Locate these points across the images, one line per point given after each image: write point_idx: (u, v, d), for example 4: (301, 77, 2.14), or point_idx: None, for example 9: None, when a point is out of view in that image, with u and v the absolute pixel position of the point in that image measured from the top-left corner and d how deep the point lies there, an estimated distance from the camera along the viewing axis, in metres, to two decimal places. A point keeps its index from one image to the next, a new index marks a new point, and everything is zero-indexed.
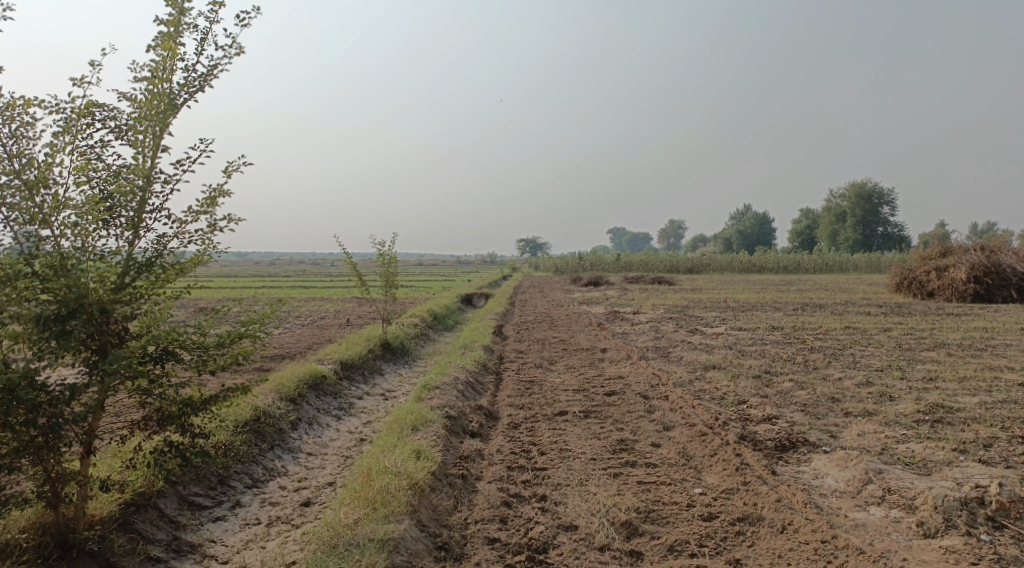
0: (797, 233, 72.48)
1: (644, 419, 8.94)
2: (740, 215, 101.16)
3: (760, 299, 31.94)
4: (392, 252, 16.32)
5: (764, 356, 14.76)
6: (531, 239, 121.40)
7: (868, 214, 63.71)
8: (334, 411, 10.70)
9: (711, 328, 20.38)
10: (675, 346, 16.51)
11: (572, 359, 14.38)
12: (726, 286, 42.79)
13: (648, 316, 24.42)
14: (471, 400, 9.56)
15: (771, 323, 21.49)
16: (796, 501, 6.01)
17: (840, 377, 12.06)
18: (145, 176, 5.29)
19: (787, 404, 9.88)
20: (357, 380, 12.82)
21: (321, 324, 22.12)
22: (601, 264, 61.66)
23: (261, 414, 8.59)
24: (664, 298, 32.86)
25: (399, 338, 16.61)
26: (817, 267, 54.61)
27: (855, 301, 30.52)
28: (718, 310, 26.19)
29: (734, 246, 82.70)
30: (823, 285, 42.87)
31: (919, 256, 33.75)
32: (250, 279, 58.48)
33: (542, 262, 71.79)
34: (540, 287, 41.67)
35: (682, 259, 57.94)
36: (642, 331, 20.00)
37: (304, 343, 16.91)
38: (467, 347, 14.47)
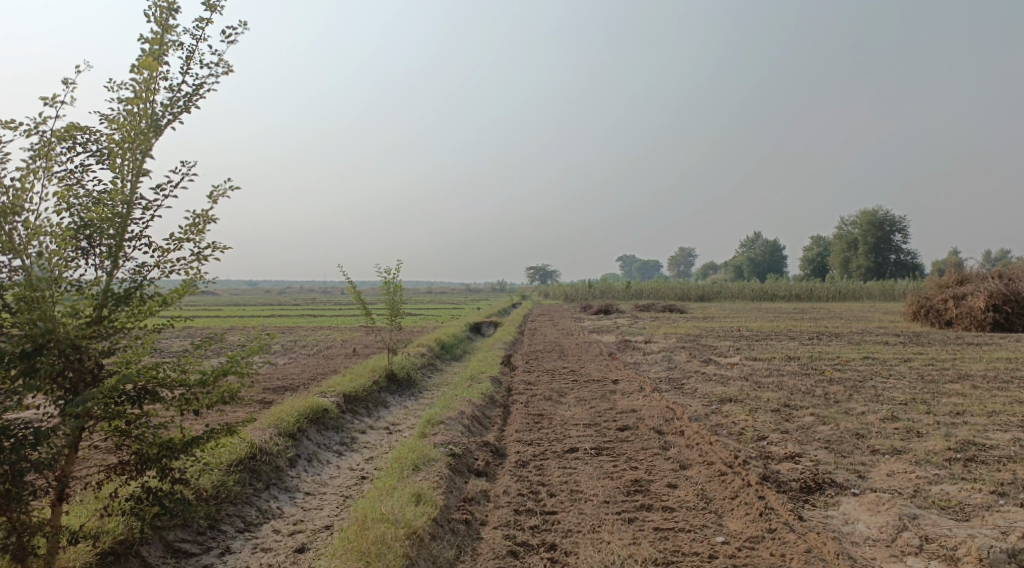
0: (809, 260, 71.84)
1: (658, 457, 8.50)
2: (750, 243, 100.72)
3: (774, 328, 31.37)
4: (397, 280, 16.00)
5: (782, 388, 14.26)
6: (541, 267, 121.10)
7: (880, 242, 63.10)
8: (335, 447, 10.28)
9: (725, 358, 19.89)
10: (689, 378, 16.03)
11: (582, 391, 13.94)
12: (738, 314, 42.19)
13: (660, 345, 23.92)
14: (477, 435, 9.14)
15: (787, 353, 20.95)
16: (827, 552, 5.56)
17: (863, 412, 11.55)
18: (126, 203, 5.10)
19: (810, 440, 9.40)
20: (360, 413, 12.41)
21: (327, 354, 21.77)
22: (611, 292, 61.21)
23: (257, 451, 8.20)
24: (676, 327, 32.36)
25: (405, 369, 16.22)
26: (830, 295, 53.91)
27: (871, 330, 29.92)
28: (732, 339, 25.66)
29: (745, 273, 82.11)
30: (837, 313, 42.21)
31: (935, 284, 33.14)
32: (258, 307, 58.35)
33: (551, 289, 71.41)
34: (550, 315, 41.20)
35: (693, 286, 57.42)
36: (655, 361, 19.51)
37: (308, 374, 16.54)
38: (474, 378, 14.06)
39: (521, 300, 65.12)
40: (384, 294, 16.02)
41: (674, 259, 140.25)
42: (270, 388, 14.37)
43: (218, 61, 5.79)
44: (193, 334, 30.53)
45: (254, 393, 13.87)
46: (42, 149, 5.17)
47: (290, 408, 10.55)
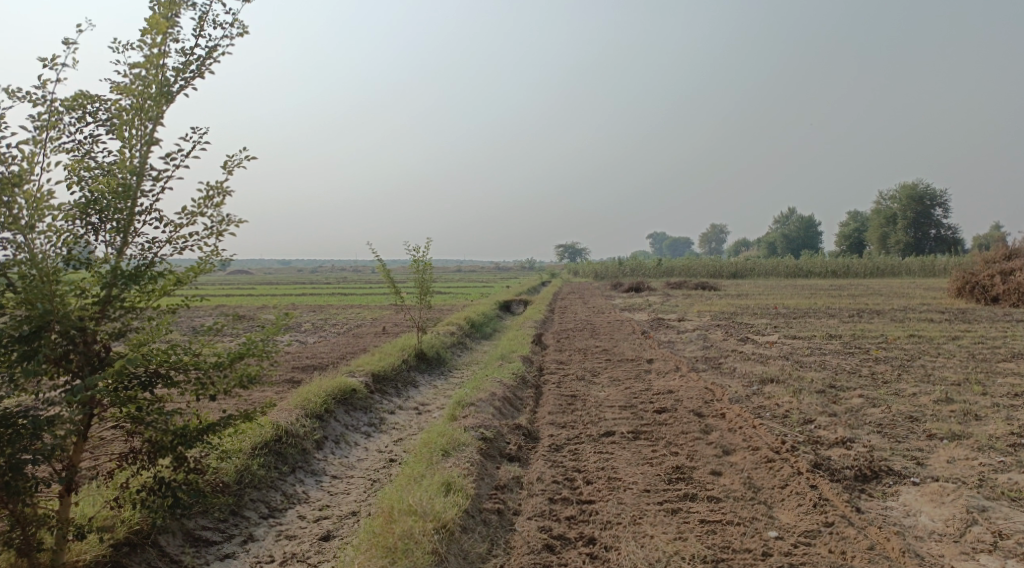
0: (845, 236, 70.13)
1: (700, 441, 8.07)
2: (784, 219, 98.75)
3: (811, 306, 30.53)
4: (426, 257, 15.67)
5: (825, 368, 13.70)
6: (570, 245, 120.26)
7: (920, 216, 61.27)
8: (364, 428, 10.01)
9: (762, 337, 19.29)
10: (727, 357, 15.52)
11: (617, 371, 13.52)
12: (773, 291, 41.24)
13: (694, 324, 23.36)
14: (509, 418, 8.79)
15: (827, 332, 20.26)
16: (892, 549, 5.14)
17: (915, 393, 10.97)
18: (135, 171, 4.76)
19: (860, 424, 8.90)
20: (389, 393, 12.15)
21: (356, 333, 21.61)
22: (642, 269, 60.48)
23: (282, 433, 7.94)
24: (710, 305, 31.71)
25: (435, 347, 15.94)
26: (867, 271, 52.54)
27: (914, 308, 28.94)
28: (768, 317, 24.98)
29: (779, 250, 80.56)
30: (875, 290, 41.05)
31: (981, 260, 31.93)
32: (290, 286, 58.78)
33: (581, 267, 70.82)
34: (580, 293, 40.73)
35: (725, 263, 56.43)
36: (690, 340, 19.00)
37: (337, 352, 16.36)
38: (505, 357, 13.72)
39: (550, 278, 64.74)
40: (413, 271, 15.70)
41: (706, 235, 138.25)
42: (298, 368, 14.20)
43: (231, 23, 5.51)
44: (225, 313, 30.71)
45: (283, 373, 13.71)
46: (46, 119, 4.86)
47: (318, 389, 10.30)
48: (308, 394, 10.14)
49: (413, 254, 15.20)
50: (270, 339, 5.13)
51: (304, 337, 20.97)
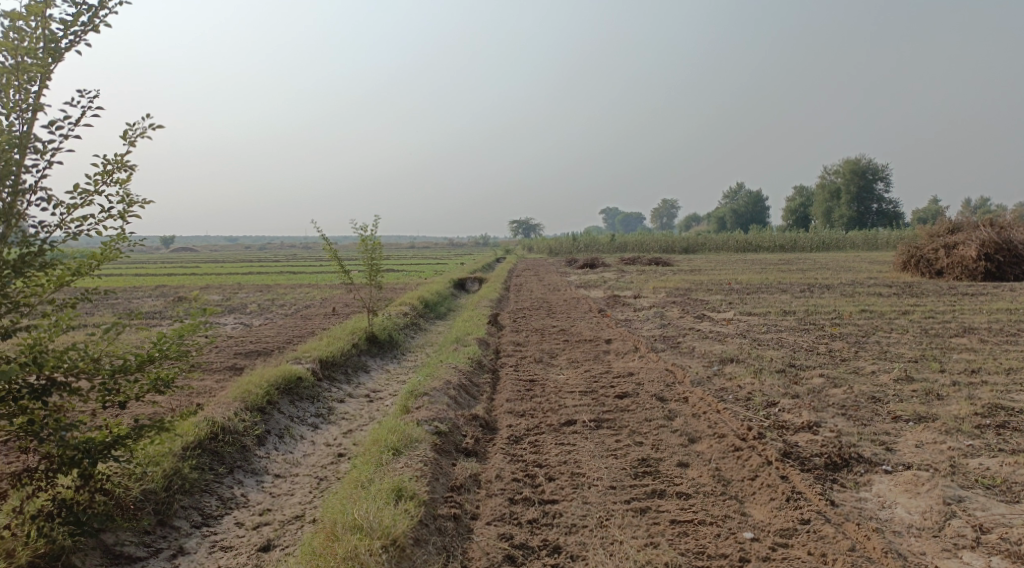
0: (792, 210, 71.10)
1: (664, 429, 7.72)
2: (734, 194, 99.96)
3: (763, 281, 30.73)
4: (375, 236, 15.01)
5: (784, 347, 13.54)
6: (524, 220, 119.61)
7: (863, 191, 62.53)
8: (310, 420, 9.43)
9: (718, 313, 19.16)
10: (685, 335, 15.30)
11: (575, 353, 13.14)
12: (724, 266, 41.47)
13: (650, 300, 23.16)
14: (465, 408, 8.32)
15: (781, 307, 20.24)
16: (873, 550, 4.92)
17: (875, 372, 10.85)
18: (15, 146, 4.35)
19: (825, 407, 8.68)
20: (338, 380, 11.55)
21: (304, 314, 20.81)
22: (596, 244, 60.50)
23: (218, 430, 7.38)
24: (664, 281, 31.62)
25: (386, 329, 15.35)
26: (813, 245, 53.38)
27: (862, 282, 29.33)
28: (722, 293, 24.95)
29: (729, 225, 81.46)
30: (823, 264, 41.63)
31: (926, 233, 32.56)
32: (237, 265, 57.06)
33: (535, 243, 70.45)
34: (535, 269, 40.37)
35: (677, 238, 56.71)
36: (646, 317, 18.75)
37: (283, 336, 15.63)
38: (459, 340, 13.22)
39: (505, 255, 64.24)
40: (362, 251, 15.03)
41: (657, 210, 139.13)
42: (242, 354, 13.46)
43: None
44: (165, 295, 29.43)
45: (225, 360, 12.97)
46: None
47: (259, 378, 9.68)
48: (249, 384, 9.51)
49: (361, 233, 14.53)
50: (184, 334, 4.87)
51: (249, 320, 20.10)
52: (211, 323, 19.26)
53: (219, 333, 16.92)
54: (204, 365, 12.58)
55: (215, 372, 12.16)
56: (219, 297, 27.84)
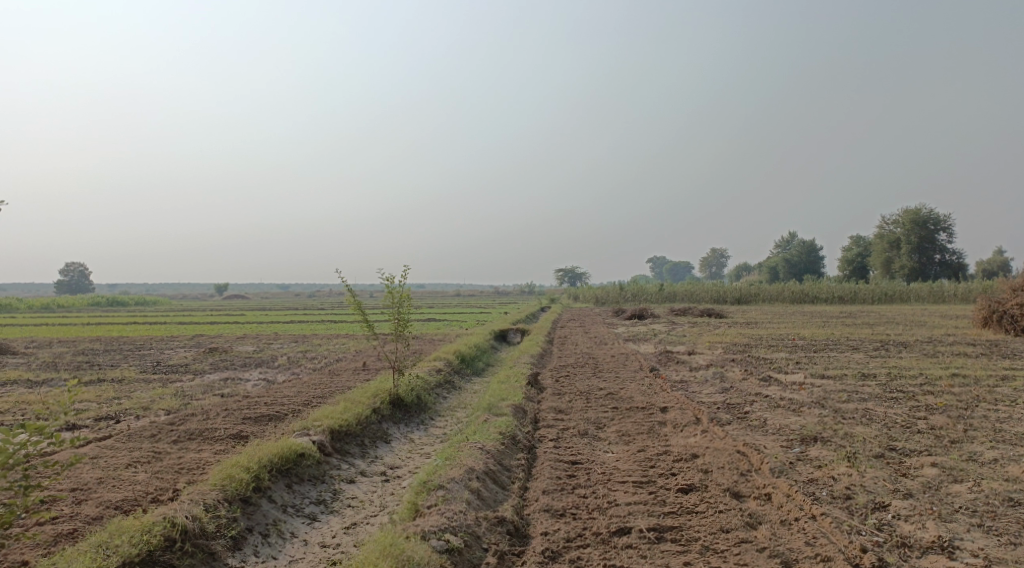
0: (848, 259, 67.90)
1: (748, 547, 5.96)
2: (786, 243, 97.00)
3: (828, 336, 28.38)
4: (403, 286, 13.54)
5: (875, 421, 11.49)
6: (571, 269, 117.88)
7: (924, 241, 59.32)
8: (308, 509, 7.88)
9: (787, 375, 17.12)
10: (752, 403, 13.36)
11: (625, 424, 11.36)
12: (783, 319, 38.96)
13: (706, 358, 21.14)
14: (491, 507, 6.70)
15: (857, 369, 18.06)
16: None
17: (998, 461, 8.82)
18: None
19: (953, 514, 6.79)
20: (351, 454, 10.00)
21: (332, 369, 19.44)
22: (644, 294, 58.57)
23: (177, 535, 6.03)
24: (720, 335, 29.50)
25: (414, 389, 13.78)
26: (874, 296, 50.46)
27: (940, 339, 26.77)
28: (786, 351, 22.73)
29: (782, 276, 78.56)
30: (890, 317, 38.82)
31: (1009, 286, 29.86)
32: (281, 313, 56.64)
33: (582, 293, 68.63)
34: (580, 320, 38.62)
35: (729, 289, 54.31)
36: (705, 379, 16.76)
37: (303, 396, 14.14)
38: (493, 407, 11.57)
39: (550, 303, 62.58)
40: (390, 303, 13.56)
41: (707, 259, 135.98)
42: (252, 418, 12.01)
43: None
44: (198, 345, 28.46)
45: (231, 427, 11.53)
46: None
47: (251, 454, 8.21)
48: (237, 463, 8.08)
49: (388, 283, 13.10)
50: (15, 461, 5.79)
51: (273, 375, 18.75)
52: (232, 378, 17.98)
53: (237, 390, 15.60)
54: (207, 433, 11.15)
55: (217, 441, 10.74)
56: (251, 349, 26.72)
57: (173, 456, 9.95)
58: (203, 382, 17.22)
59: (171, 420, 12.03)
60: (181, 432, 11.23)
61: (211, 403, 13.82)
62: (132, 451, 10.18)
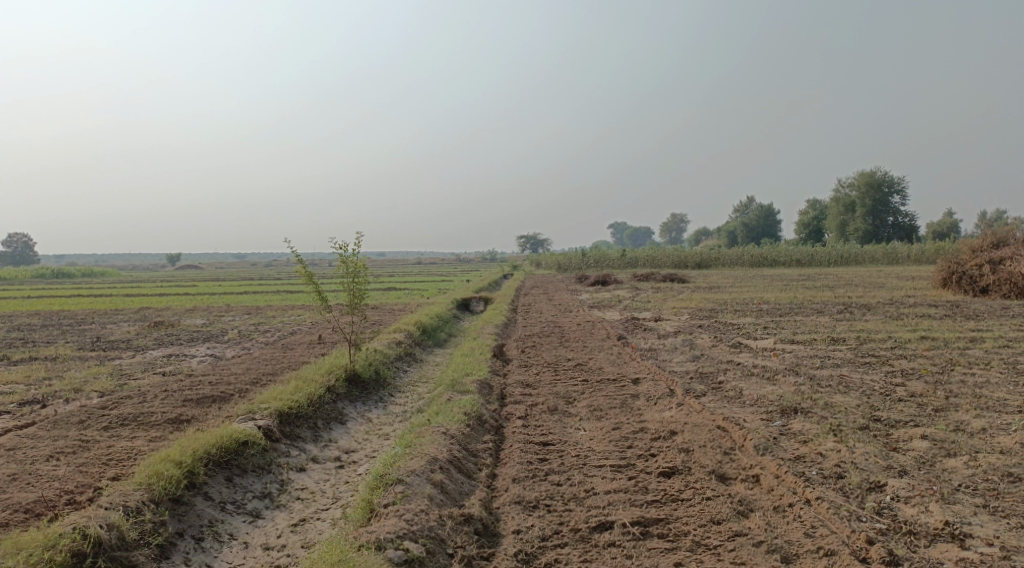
0: (804, 223, 68.47)
1: (743, 541, 5.45)
2: (744, 207, 97.53)
3: (792, 300, 28.20)
4: (356, 256, 12.60)
5: (854, 389, 11.02)
6: (531, 235, 116.98)
7: (878, 204, 59.85)
8: (251, 504, 7.09)
9: (758, 341, 16.70)
10: (725, 372, 12.82)
11: (597, 398, 10.69)
12: (744, 283, 38.88)
13: (674, 324, 20.64)
14: (455, 504, 6.03)
15: (827, 333, 17.73)
16: None
17: (988, 431, 8.40)
18: None
19: (956, 494, 6.30)
20: (301, 439, 9.17)
21: (286, 343, 18.46)
22: (606, 260, 58.22)
23: (90, 549, 5.48)
24: (685, 300, 29.12)
25: (372, 365, 12.95)
26: (831, 259, 50.78)
27: (902, 301, 26.73)
28: (753, 315, 22.37)
29: (740, 240, 79.01)
30: (848, 280, 38.97)
31: (968, 247, 29.98)
32: (237, 283, 54.90)
33: (544, 259, 68.09)
34: (543, 287, 38.03)
35: (690, 253, 54.23)
36: (674, 346, 16.26)
37: (251, 374, 13.21)
38: (456, 383, 10.81)
39: (512, 271, 61.96)
40: (343, 274, 12.63)
41: (667, 224, 136.31)
42: (194, 400, 11.08)
43: None
44: (144, 319, 27.09)
45: (170, 411, 10.61)
46: None
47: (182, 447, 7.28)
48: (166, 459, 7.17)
49: (340, 253, 12.16)
50: None
51: (223, 350, 17.73)
52: (177, 354, 16.90)
53: (181, 368, 14.59)
54: (142, 419, 10.21)
55: (154, 428, 9.85)
56: (201, 322, 25.48)
57: (103, 445, 9.05)
58: (145, 360, 16.14)
59: (104, 404, 11.05)
60: (114, 418, 10.27)
61: (152, 383, 12.84)
62: (57, 441, 9.22)
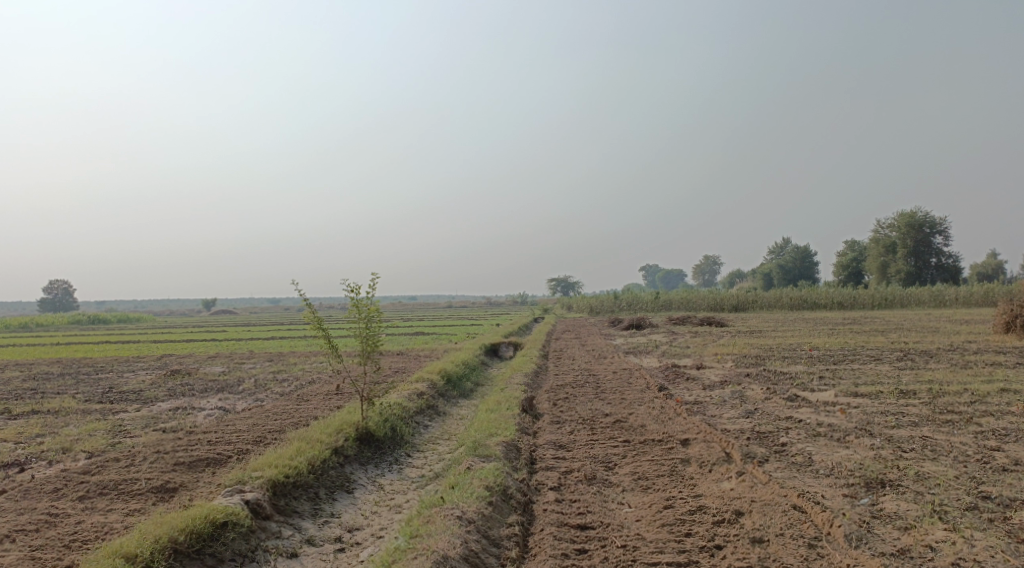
0: (843, 265, 66.11)
1: None
2: (780, 249, 95.26)
3: (843, 345, 26.28)
4: (370, 299, 11.43)
5: (943, 456, 9.40)
6: (563, 278, 115.48)
7: (920, 245, 57.40)
8: None
9: (816, 394, 15.03)
10: (786, 431, 11.25)
11: (641, 464, 9.22)
12: (788, 327, 36.87)
13: (719, 373, 19.02)
14: None
15: (892, 385, 15.96)
16: None
17: None
18: None
19: None
20: (295, 516, 7.87)
21: (302, 394, 17.25)
22: (640, 304, 56.58)
23: None
24: (727, 345, 27.36)
25: (387, 420, 11.64)
26: (874, 301, 48.46)
27: (965, 348, 24.62)
28: (804, 363, 20.62)
29: (777, 283, 76.67)
30: (897, 323, 36.75)
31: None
32: (267, 329, 54.23)
33: (575, 302, 66.61)
34: (575, 331, 36.55)
35: (726, 296, 52.32)
36: (722, 399, 14.68)
37: (256, 432, 11.98)
38: (479, 446, 9.44)
39: (544, 315, 60.49)
40: (355, 319, 11.45)
41: (699, 266, 134.02)
42: (185, 464, 9.87)
43: None
44: (163, 367, 26.17)
45: (157, 476, 9.41)
46: None
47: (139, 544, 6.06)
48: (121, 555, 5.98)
49: (352, 296, 11.00)
50: None
51: (234, 402, 16.56)
52: (185, 407, 15.76)
53: (183, 424, 13.42)
54: (123, 487, 9.01)
55: (135, 498, 8.66)
56: (220, 370, 24.43)
57: (71, 521, 7.89)
58: (149, 414, 15.02)
59: (88, 468, 9.90)
60: (93, 485, 9.10)
61: (147, 441, 11.70)
62: (21, 515, 8.07)
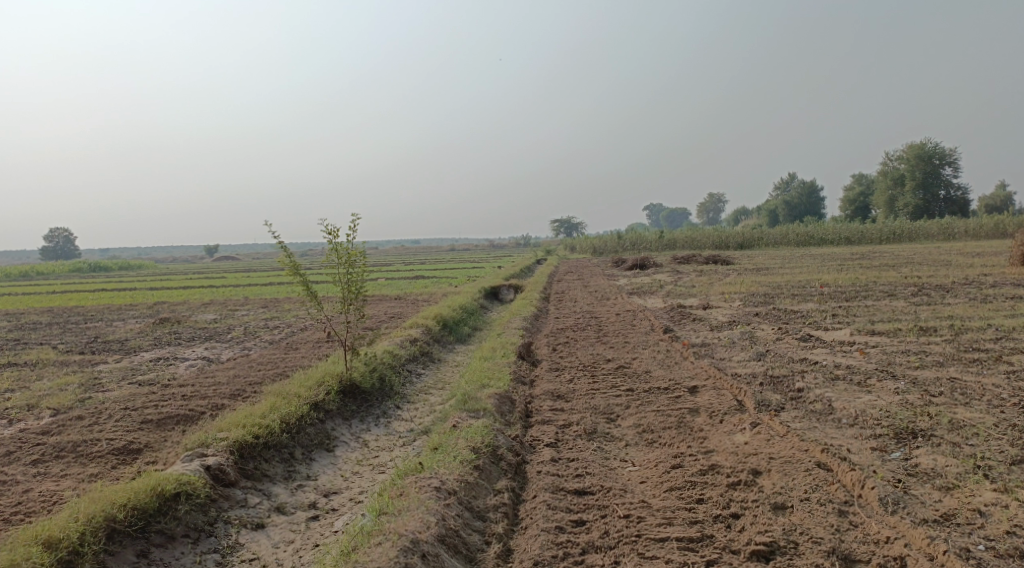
0: (850, 200, 64.68)
1: None
2: (786, 185, 93.35)
3: (854, 282, 25.30)
4: (350, 242, 10.49)
5: (978, 400, 8.59)
6: (566, 219, 113.85)
7: (929, 177, 55.78)
8: None
9: (831, 334, 14.17)
10: (803, 375, 10.44)
11: (647, 416, 8.40)
12: (796, 263, 35.87)
13: (727, 313, 18.18)
14: None
15: (912, 322, 15.07)
16: None
17: None
18: None
19: None
20: (262, 481, 7.10)
21: (292, 342, 16.47)
22: (643, 243, 55.46)
23: None
24: (734, 284, 26.40)
25: (374, 371, 10.83)
26: (881, 236, 47.26)
27: (981, 282, 23.62)
28: (816, 301, 19.73)
29: (782, 219, 75.28)
30: (908, 258, 35.66)
31: None
32: (267, 275, 53.50)
33: (579, 243, 65.55)
34: (578, 273, 35.59)
35: (731, 233, 51.15)
36: (732, 341, 13.87)
37: (234, 385, 11.21)
38: (469, 399, 8.63)
39: (547, 256, 59.35)
40: (334, 263, 10.53)
41: (704, 204, 132.21)
42: (153, 422, 9.12)
43: None
44: (155, 315, 25.45)
45: (121, 436, 8.66)
46: None
47: (72, 527, 5.40)
48: (47, 540, 5.34)
49: (329, 239, 10.06)
50: None
51: (219, 352, 15.79)
52: (167, 358, 15.01)
53: (161, 377, 12.68)
54: (82, 448, 8.27)
55: (93, 461, 7.92)
56: (212, 318, 23.64)
57: (18, 489, 7.16)
58: (129, 366, 14.28)
59: (48, 428, 9.15)
60: (50, 447, 8.36)
61: (118, 396, 10.94)
62: None
